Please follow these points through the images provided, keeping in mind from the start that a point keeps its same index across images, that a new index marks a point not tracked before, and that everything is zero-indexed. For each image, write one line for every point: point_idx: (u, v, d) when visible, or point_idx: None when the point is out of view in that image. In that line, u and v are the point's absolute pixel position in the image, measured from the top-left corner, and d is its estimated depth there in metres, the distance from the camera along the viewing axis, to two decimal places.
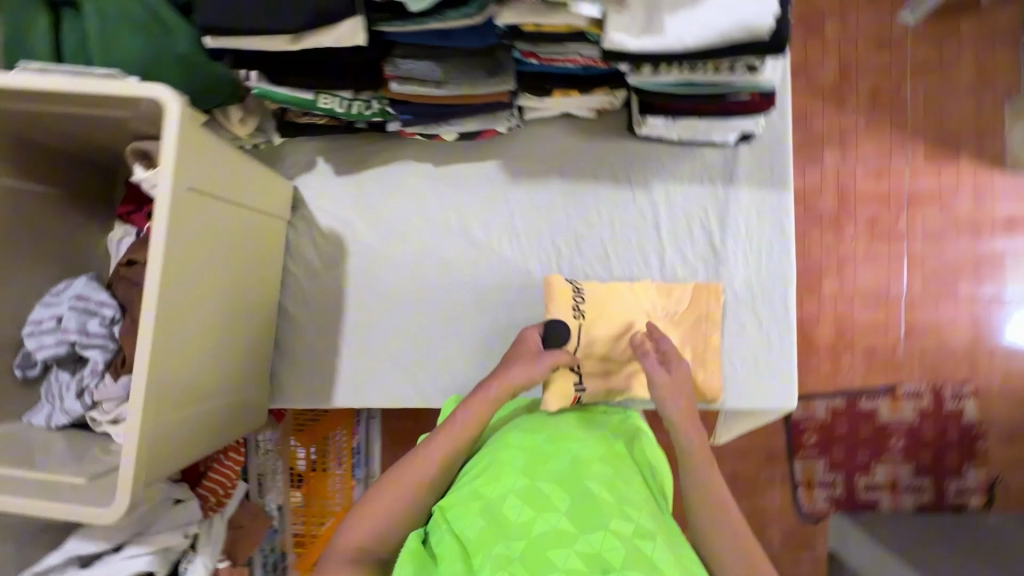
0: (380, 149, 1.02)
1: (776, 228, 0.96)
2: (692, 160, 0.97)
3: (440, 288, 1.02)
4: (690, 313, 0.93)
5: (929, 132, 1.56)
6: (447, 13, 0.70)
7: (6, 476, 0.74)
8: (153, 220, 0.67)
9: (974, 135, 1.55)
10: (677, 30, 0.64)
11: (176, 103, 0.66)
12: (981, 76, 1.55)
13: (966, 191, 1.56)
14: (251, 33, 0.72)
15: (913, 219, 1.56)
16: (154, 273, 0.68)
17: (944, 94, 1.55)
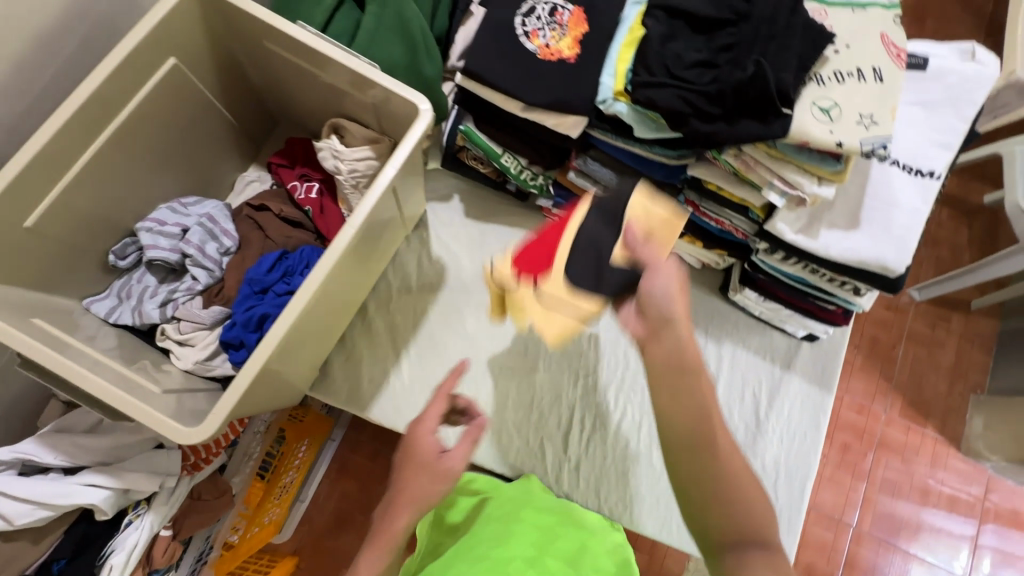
0: (511, 211, 1.12)
1: (813, 422, 1.06)
2: (763, 337, 1.11)
3: (508, 349, 1.07)
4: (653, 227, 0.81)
5: (910, 390, 1.64)
6: (655, 148, 0.83)
7: (81, 354, 0.73)
8: (366, 191, 0.76)
9: (940, 412, 1.63)
10: (827, 241, 0.80)
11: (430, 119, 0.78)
12: (958, 362, 1.66)
13: (924, 457, 1.60)
14: (497, 89, 0.84)
15: (877, 462, 1.59)
16: (347, 233, 0.74)
17: (926, 366, 1.65)
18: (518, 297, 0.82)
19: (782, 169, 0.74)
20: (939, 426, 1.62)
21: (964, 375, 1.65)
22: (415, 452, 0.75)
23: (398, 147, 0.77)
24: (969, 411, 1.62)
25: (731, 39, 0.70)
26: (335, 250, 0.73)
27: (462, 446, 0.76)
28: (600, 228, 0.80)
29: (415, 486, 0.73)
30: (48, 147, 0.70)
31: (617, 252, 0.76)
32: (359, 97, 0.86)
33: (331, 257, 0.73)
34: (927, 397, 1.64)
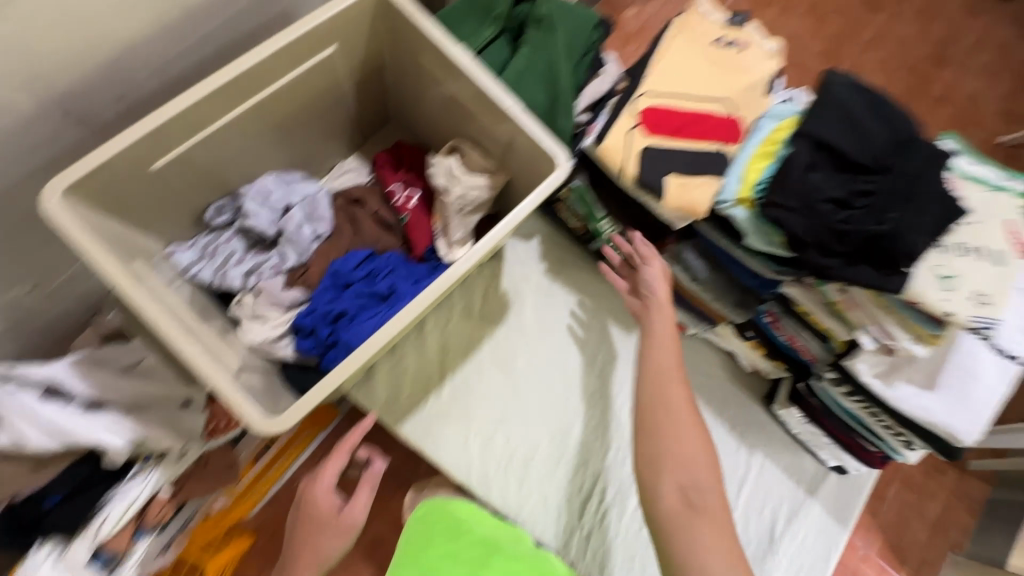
0: (583, 267, 1.14)
1: (823, 554, 1.06)
2: (795, 457, 1.11)
3: (552, 399, 1.06)
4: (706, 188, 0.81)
5: (892, 533, 1.61)
6: (759, 259, 0.84)
7: (173, 307, 0.75)
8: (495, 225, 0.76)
9: (915, 561, 1.60)
10: (901, 394, 0.81)
11: (565, 175, 0.79)
12: (943, 515, 1.63)
13: None
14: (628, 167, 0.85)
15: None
16: (470, 259, 0.75)
17: (912, 511, 1.63)
18: (625, 114, 0.86)
19: (882, 318, 0.76)
20: (912, 575, 1.58)
21: (946, 529, 1.62)
22: (316, 506, 0.88)
23: (525, 197, 0.77)
24: (944, 570, 1.59)
25: (873, 186, 0.72)
26: (443, 282, 0.74)
27: (360, 497, 0.90)
28: (709, 161, 0.83)
29: (317, 541, 0.86)
30: (199, 102, 0.73)
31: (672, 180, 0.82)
32: (490, 130, 0.87)
33: (438, 285, 0.74)
34: (905, 544, 1.60)
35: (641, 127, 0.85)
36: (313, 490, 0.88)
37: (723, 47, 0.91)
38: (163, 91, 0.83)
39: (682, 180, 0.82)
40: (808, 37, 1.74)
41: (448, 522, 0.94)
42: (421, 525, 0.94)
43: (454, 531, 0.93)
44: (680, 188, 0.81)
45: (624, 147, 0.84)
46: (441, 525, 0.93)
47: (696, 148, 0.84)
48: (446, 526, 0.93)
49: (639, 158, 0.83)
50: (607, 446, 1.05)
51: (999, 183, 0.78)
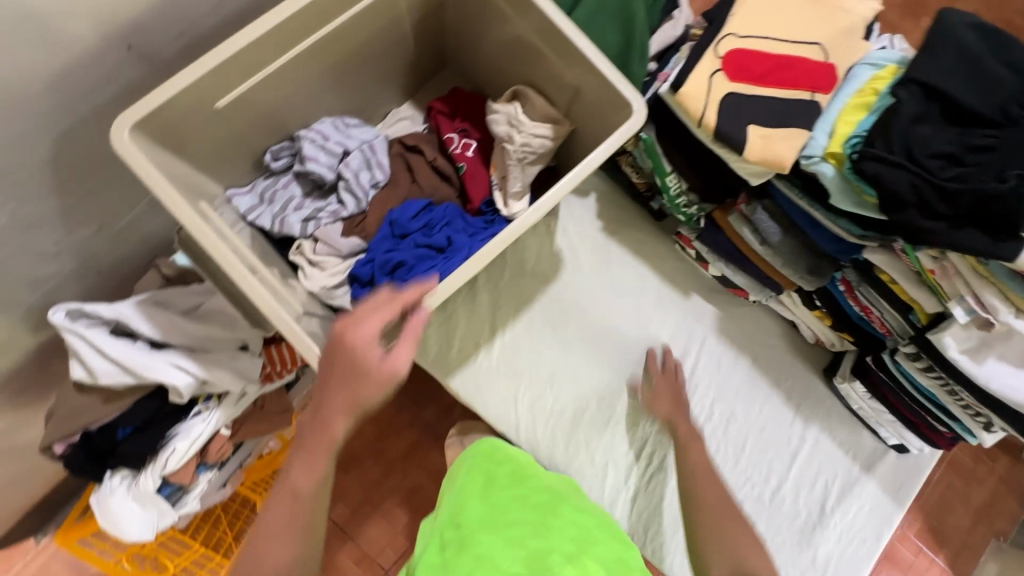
0: (641, 228, 1.09)
1: (875, 532, 1.03)
2: (853, 433, 1.07)
3: (603, 361, 1.04)
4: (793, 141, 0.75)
5: (933, 518, 1.54)
6: (842, 221, 0.79)
7: (239, 250, 0.75)
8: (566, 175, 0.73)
9: (952, 547, 1.53)
10: (990, 372, 0.75)
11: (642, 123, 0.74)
12: (988, 504, 1.54)
13: None
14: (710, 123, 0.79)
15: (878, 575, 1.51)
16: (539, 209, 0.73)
17: (953, 497, 1.54)
18: (706, 58, 0.80)
19: (981, 288, 0.70)
20: (952, 558, 1.52)
21: (992, 517, 1.54)
22: (353, 356, 0.64)
23: (601, 145, 0.74)
24: (986, 556, 1.52)
25: (992, 142, 0.65)
26: (511, 234, 0.72)
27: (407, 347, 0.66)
28: (798, 112, 0.77)
29: (350, 395, 0.63)
30: (263, 36, 0.70)
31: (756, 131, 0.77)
32: (559, 76, 0.82)
33: (507, 237, 0.72)
34: (945, 529, 1.53)
35: (723, 72, 0.79)
36: (351, 341, 0.64)
37: None
38: (223, 27, 0.80)
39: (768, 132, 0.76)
40: None
41: (514, 466, 0.92)
42: (488, 463, 0.93)
43: (520, 479, 0.90)
44: (763, 141, 0.76)
45: (704, 94, 0.78)
46: (507, 469, 0.92)
47: (784, 97, 0.78)
48: (500, 474, 0.91)
49: (720, 105, 0.78)
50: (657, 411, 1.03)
51: None
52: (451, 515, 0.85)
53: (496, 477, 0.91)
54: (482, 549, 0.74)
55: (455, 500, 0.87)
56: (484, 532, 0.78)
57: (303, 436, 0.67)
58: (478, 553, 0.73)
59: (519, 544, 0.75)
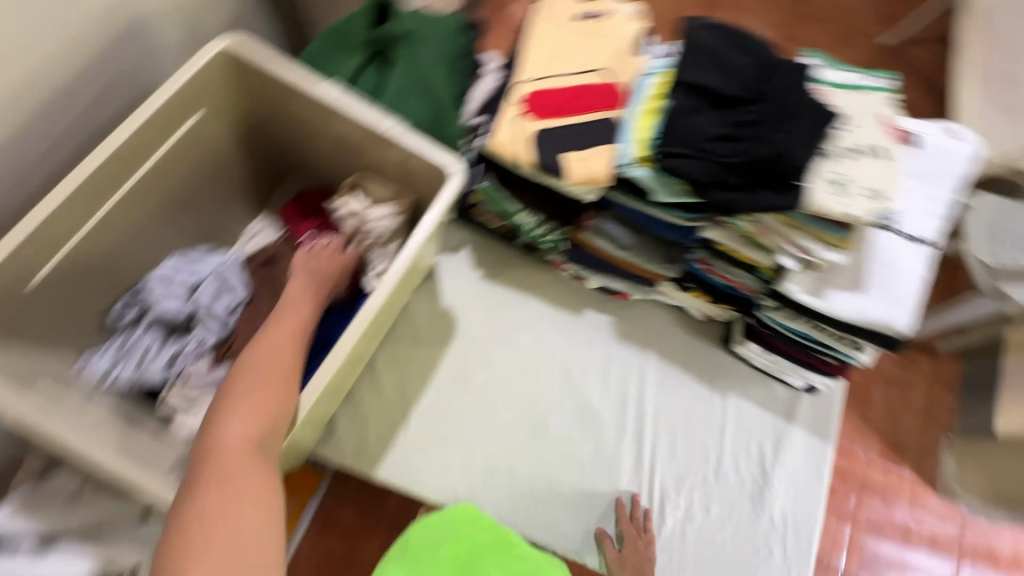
0: (518, 264, 1.14)
1: (816, 473, 1.09)
2: (765, 389, 1.13)
3: (521, 398, 1.05)
4: (601, 157, 0.83)
5: (890, 436, 1.68)
6: (673, 211, 0.85)
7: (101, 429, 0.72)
8: (403, 246, 0.77)
9: (915, 455, 1.66)
10: (834, 302, 0.83)
11: (462, 182, 0.79)
12: (930, 404, 1.72)
13: (905, 502, 1.62)
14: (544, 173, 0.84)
15: (860, 505, 1.61)
16: (388, 282, 0.77)
17: (901, 410, 1.70)
18: (505, 106, 0.87)
19: (793, 236, 0.79)
20: (915, 464, 1.65)
21: (936, 415, 1.71)
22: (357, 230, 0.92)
23: (430, 208, 0.78)
24: (940, 450, 1.67)
25: (749, 116, 0.75)
26: (367, 312, 0.75)
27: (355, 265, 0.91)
28: (597, 132, 0.85)
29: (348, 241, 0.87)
30: (65, 203, 0.70)
31: (569, 157, 0.83)
32: (382, 156, 0.86)
33: (363, 318, 0.75)
34: (904, 441, 1.67)
35: (525, 114, 0.86)
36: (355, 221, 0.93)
37: (584, 21, 0.93)
38: (31, 202, 0.79)
39: (579, 154, 0.83)
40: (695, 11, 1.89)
41: (499, 533, 0.87)
42: (470, 529, 0.87)
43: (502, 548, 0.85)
44: (579, 161, 0.83)
45: (514, 137, 0.85)
46: (491, 535, 0.87)
47: (584, 121, 0.85)
48: (483, 545, 0.86)
49: (531, 143, 0.84)
50: (584, 432, 1.05)
51: (858, 83, 0.81)
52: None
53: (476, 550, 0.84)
54: None
55: (435, 564, 0.82)
56: None
57: (312, 259, 0.82)
58: None
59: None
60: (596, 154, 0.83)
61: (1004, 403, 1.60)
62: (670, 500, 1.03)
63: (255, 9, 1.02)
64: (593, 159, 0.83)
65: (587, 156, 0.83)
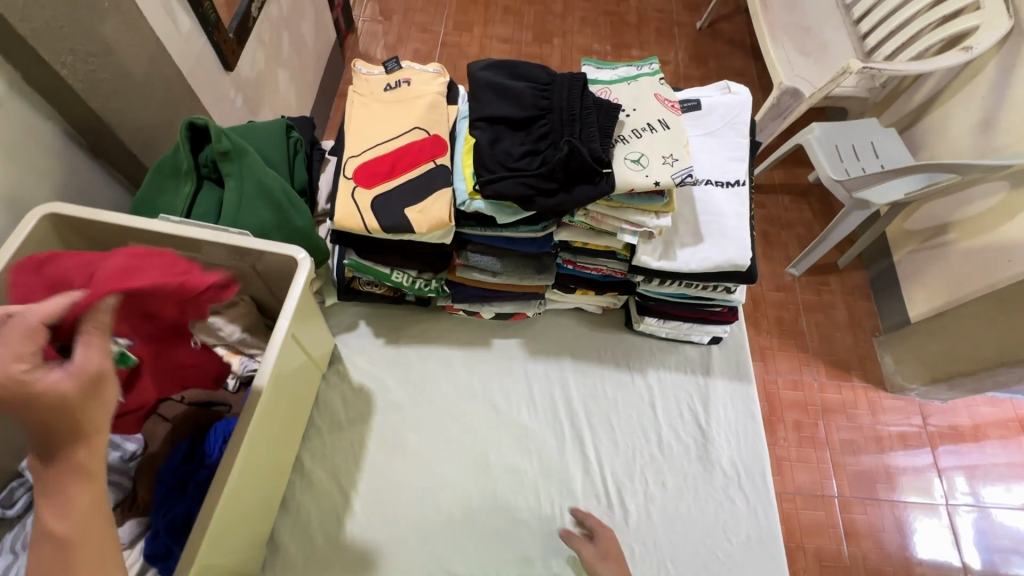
0: (417, 319, 1.18)
1: (747, 413, 1.15)
2: (678, 354, 1.20)
3: (459, 444, 1.07)
4: (440, 201, 0.89)
5: (829, 356, 1.84)
6: (521, 227, 0.93)
7: None
8: (266, 346, 0.80)
9: (858, 364, 1.84)
10: (685, 258, 0.92)
11: (311, 267, 0.84)
12: (852, 317, 1.91)
13: (865, 409, 1.77)
14: (391, 232, 0.90)
15: (830, 428, 1.73)
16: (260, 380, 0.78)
17: (830, 330, 1.88)
18: (341, 184, 0.93)
19: (624, 215, 0.87)
20: (862, 373, 1.82)
21: (860, 323, 1.90)
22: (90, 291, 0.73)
23: (286, 298, 0.83)
24: (878, 352, 1.85)
25: (544, 130, 0.85)
26: (246, 417, 0.76)
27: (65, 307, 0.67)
28: (430, 180, 0.91)
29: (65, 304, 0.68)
30: None
31: (411, 210, 0.89)
32: (234, 263, 0.89)
33: (245, 422, 0.75)
34: (842, 356, 1.84)
35: (360, 187, 0.92)
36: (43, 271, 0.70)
37: (393, 90, 1.02)
38: None
39: (419, 206, 0.89)
40: (531, 49, 2.09)
41: None
42: None
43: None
44: (422, 211, 0.89)
45: (356, 210, 0.90)
46: None
47: (415, 174, 0.92)
48: None
49: (373, 210, 0.90)
50: (528, 454, 1.07)
51: (636, 74, 0.95)
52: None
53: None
54: None
55: None
56: None
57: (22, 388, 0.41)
58: None
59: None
60: (434, 200, 0.89)
61: (909, 297, 1.80)
62: (627, 489, 1.06)
63: (85, 169, 1.05)
64: (433, 205, 0.89)
65: (427, 205, 0.89)
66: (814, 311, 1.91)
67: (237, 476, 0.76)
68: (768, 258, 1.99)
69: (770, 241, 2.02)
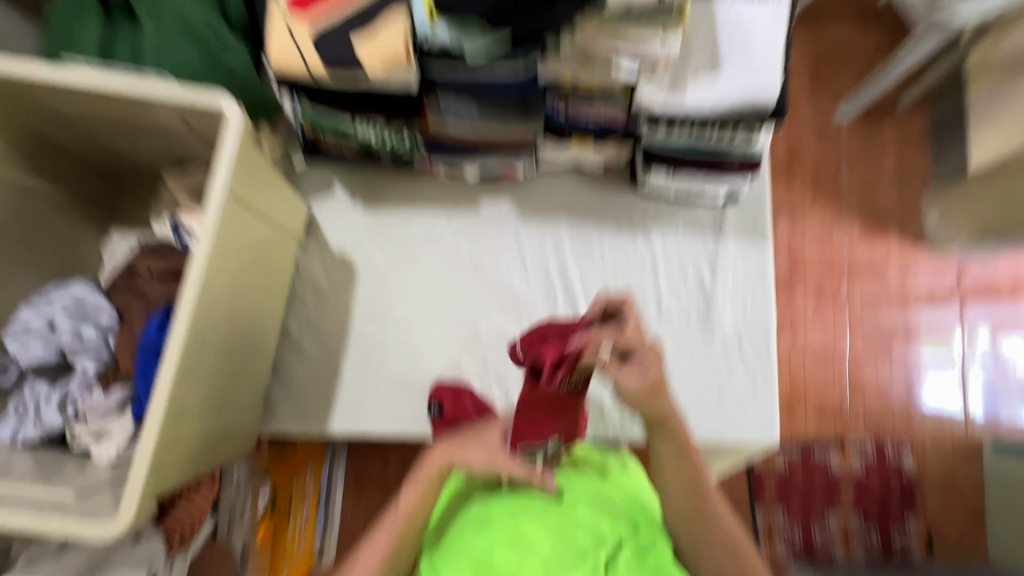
0: (395, 181, 1.07)
1: (759, 278, 1.06)
2: (687, 215, 1.07)
3: (447, 310, 1.04)
4: (391, 30, 0.73)
5: (866, 212, 1.67)
6: (497, 61, 0.77)
7: None
8: (202, 213, 0.70)
9: (898, 220, 1.67)
10: (697, 94, 0.81)
11: (240, 122, 0.71)
12: (902, 167, 1.68)
13: (896, 267, 1.65)
14: (339, 73, 0.76)
15: (854, 287, 1.64)
16: (202, 249, 0.70)
17: (873, 182, 1.68)
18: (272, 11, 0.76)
19: (620, 38, 0.72)
20: (900, 230, 1.66)
21: (911, 175, 1.68)
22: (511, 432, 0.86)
23: (218, 155, 0.71)
24: (925, 206, 1.66)
25: None
26: (188, 292, 0.68)
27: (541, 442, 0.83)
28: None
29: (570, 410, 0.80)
30: None
31: (359, 42, 0.74)
32: (165, 118, 0.78)
33: (190, 295, 0.69)
34: (882, 212, 1.67)
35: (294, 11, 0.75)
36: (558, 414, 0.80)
37: None
38: None
39: (369, 38, 0.74)
40: None
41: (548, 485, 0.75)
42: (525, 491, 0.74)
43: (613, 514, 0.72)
44: (372, 45, 0.74)
45: (294, 46, 0.75)
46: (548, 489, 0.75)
47: None
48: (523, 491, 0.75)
49: (313, 45, 0.75)
50: (518, 321, 1.04)
51: None
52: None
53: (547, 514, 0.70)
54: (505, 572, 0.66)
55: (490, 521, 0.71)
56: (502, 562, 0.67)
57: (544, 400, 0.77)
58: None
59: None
60: (381, 30, 0.73)
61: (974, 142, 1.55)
62: None
63: None
64: (383, 35, 0.73)
65: (375, 34, 0.73)
66: (859, 162, 1.69)
67: (201, 349, 0.73)
68: (814, 99, 1.71)
69: (820, 79, 1.72)
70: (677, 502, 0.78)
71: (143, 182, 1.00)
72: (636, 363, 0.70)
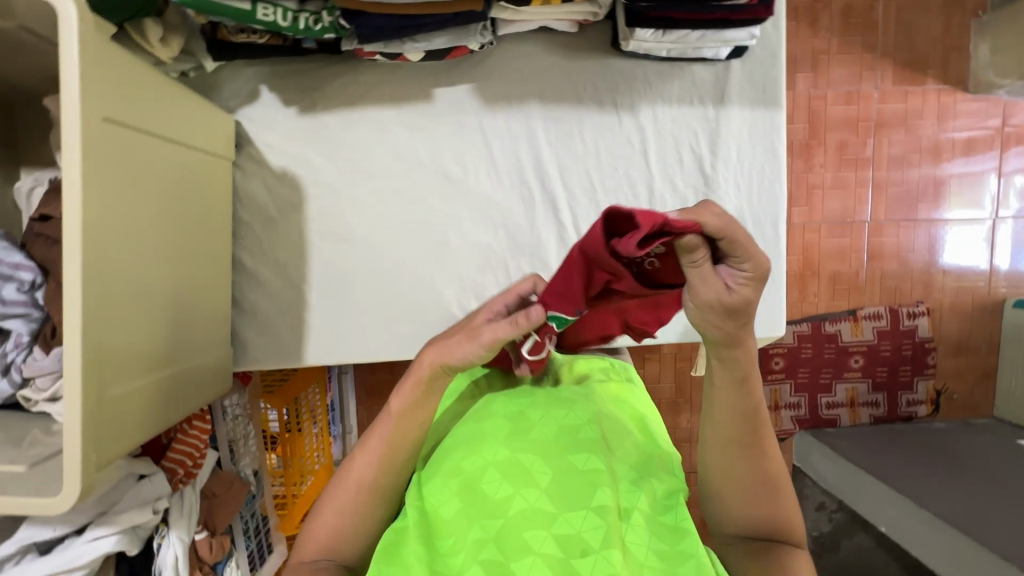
0: (330, 75, 0.90)
1: (768, 151, 0.91)
2: (682, 80, 0.89)
3: (411, 222, 0.92)
4: None
5: (903, 52, 1.41)
6: None
7: None
8: (61, 143, 0.57)
9: (939, 59, 1.42)
10: None
11: (78, 24, 0.56)
12: None
13: (931, 117, 1.44)
14: None
15: (880, 144, 1.45)
16: (74, 189, 0.57)
17: (914, 14, 1.40)
18: None
19: None
20: (941, 71, 1.42)
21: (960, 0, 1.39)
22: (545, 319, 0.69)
23: (62, 67, 0.56)
24: (973, 40, 1.40)
25: None
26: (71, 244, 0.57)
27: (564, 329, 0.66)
28: None
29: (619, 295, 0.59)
30: None
31: None
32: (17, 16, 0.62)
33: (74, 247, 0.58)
34: (921, 51, 1.41)
35: None
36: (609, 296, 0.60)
37: None
38: None
39: None
40: None
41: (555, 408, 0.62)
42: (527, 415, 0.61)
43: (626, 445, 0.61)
44: None
45: None
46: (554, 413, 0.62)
47: None
48: (526, 414, 0.61)
49: None
50: (493, 228, 0.93)
51: None
52: (494, 505, 0.54)
53: (550, 437, 0.59)
54: (496, 503, 0.54)
55: (482, 446, 0.59)
56: (493, 491, 0.55)
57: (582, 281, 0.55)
58: (501, 517, 0.53)
59: (544, 558, 0.51)
60: None
61: None
62: None
63: None
64: None
65: None
66: None
67: (115, 303, 0.64)
68: None
69: None
70: (716, 436, 0.57)
71: (41, 108, 0.85)
72: (728, 267, 0.48)
